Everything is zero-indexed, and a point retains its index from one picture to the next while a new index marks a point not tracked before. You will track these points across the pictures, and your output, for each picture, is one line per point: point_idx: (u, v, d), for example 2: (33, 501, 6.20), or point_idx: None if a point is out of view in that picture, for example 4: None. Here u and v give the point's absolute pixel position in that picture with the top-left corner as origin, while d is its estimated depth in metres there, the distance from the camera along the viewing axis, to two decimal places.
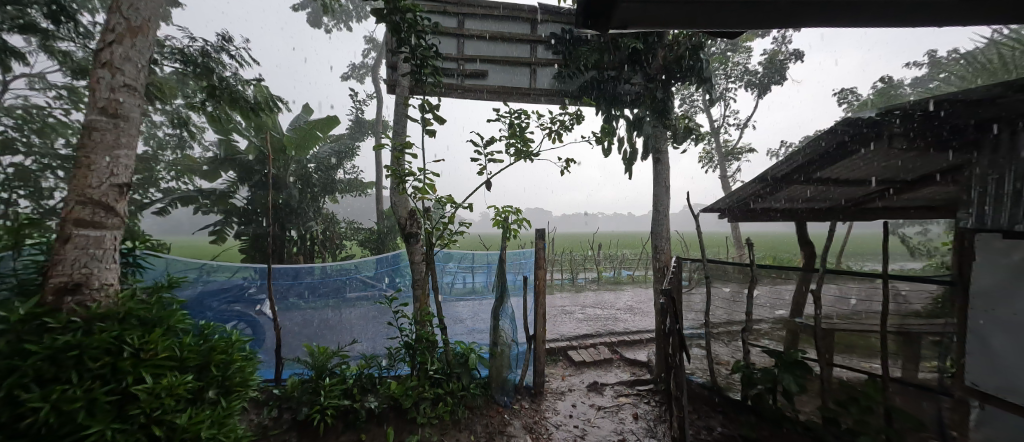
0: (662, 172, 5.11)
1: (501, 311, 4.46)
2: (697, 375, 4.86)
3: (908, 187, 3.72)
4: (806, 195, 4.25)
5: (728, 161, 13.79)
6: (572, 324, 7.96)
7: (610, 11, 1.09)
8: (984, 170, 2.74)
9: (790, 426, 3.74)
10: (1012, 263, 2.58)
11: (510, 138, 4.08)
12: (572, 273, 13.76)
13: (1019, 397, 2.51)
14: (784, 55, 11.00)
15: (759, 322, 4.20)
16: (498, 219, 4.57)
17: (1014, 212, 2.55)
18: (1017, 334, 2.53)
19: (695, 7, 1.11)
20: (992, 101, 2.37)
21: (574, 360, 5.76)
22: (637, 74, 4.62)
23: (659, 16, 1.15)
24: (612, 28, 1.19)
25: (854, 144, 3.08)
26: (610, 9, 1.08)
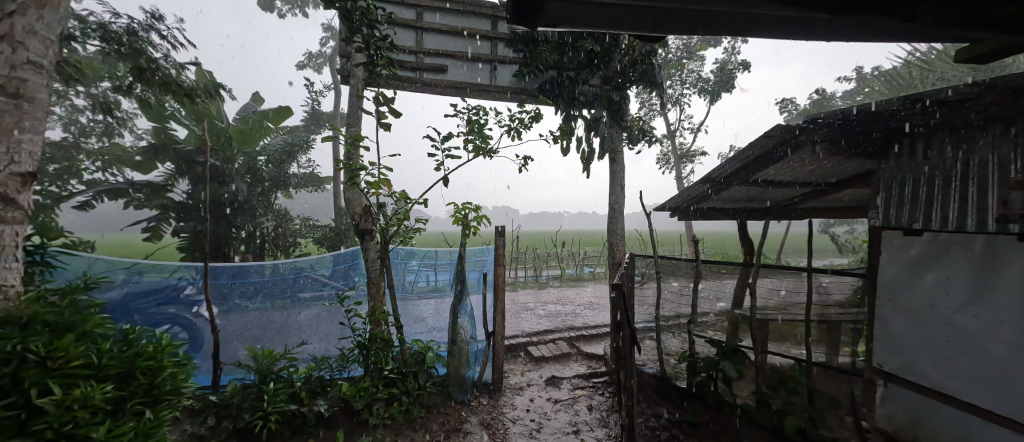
0: (618, 172, 5.30)
1: (459, 308, 4.46)
2: (648, 366, 5.08)
3: (834, 188, 4.10)
4: (747, 195, 4.56)
5: (683, 163, 14.51)
6: (534, 320, 8.06)
7: (538, 7, 1.10)
8: (892, 175, 3.10)
9: (729, 409, 4.02)
10: (910, 256, 3.02)
11: (470, 135, 4.05)
12: (536, 271, 13.95)
13: (917, 375, 2.94)
14: (733, 65, 11.71)
15: (704, 314, 4.46)
16: (457, 216, 4.53)
17: (912, 213, 2.95)
18: (916, 320, 2.96)
19: (621, 8, 1.14)
20: (894, 113, 2.68)
21: (534, 355, 5.84)
22: (595, 75, 4.73)
23: (589, 13, 1.17)
24: (541, 25, 1.20)
25: (783, 149, 3.36)
26: (536, 4, 1.09)
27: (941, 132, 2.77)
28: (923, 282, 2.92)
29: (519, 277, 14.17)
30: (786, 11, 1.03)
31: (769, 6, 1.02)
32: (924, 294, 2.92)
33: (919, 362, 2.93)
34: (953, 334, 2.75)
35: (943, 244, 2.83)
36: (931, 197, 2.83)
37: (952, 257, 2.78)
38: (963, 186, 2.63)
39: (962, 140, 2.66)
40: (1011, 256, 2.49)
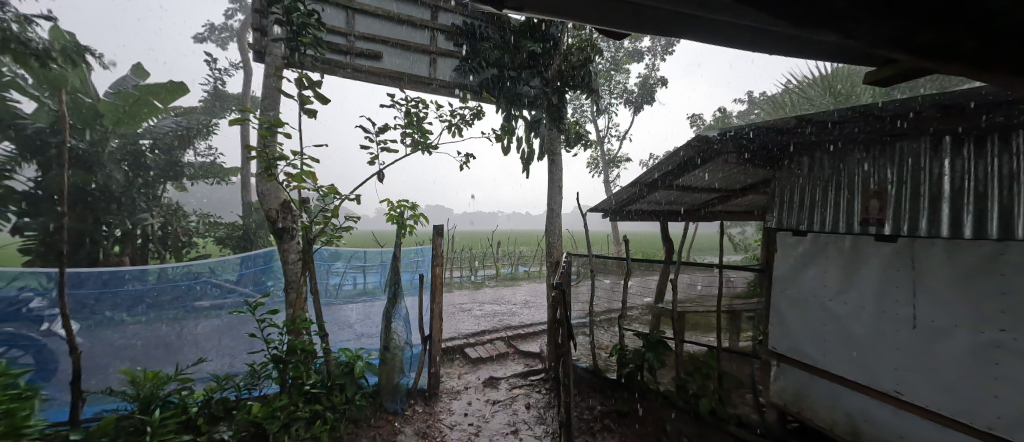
0: (556, 173, 5.44)
1: (393, 312, 4.22)
2: (582, 361, 5.30)
3: (738, 193, 4.68)
4: (669, 198, 4.99)
5: (610, 168, 15.50)
6: (470, 321, 7.95)
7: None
8: (793, 182, 3.71)
9: (653, 396, 4.35)
10: (798, 253, 3.62)
11: (407, 128, 3.84)
12: (472, 271, 13.81)
13: (802, 355, 3.57)
14: (654, 80, 12.81)
15: (632, 309, 4.77)
16: (392, 214, 4.28)
17: (804, 218, 3.59)
18: (801, 308, 3.58)
19: (586, 2, 1.13)
20: (790, 130, 3.15)
21: (471, 357, 5.76)
22: (535, 77, 4.79)
23: (555, 1, 1.13)
24: (505, 7, 1.10)
25: (701, 158, 3.72)
26: None
27: (822, 151, 3.45)
28: (806, 275, 3.55)
29: (453, 277, 13.91)
30: (737, 20, 1.10)
31: (723, 14, 1.07)
32: (807, 286, 3.54)
33: (803, 344, 3.56)
34: (829, 319, 3.36)
35: (822, 244, 3.44)
36: (821, 203, 3.44)
37: (828, 254, 3.39)
38: (839, 196, 3.29)
39: (837, 159, 3.35)
40: (872, 254, 3.11)
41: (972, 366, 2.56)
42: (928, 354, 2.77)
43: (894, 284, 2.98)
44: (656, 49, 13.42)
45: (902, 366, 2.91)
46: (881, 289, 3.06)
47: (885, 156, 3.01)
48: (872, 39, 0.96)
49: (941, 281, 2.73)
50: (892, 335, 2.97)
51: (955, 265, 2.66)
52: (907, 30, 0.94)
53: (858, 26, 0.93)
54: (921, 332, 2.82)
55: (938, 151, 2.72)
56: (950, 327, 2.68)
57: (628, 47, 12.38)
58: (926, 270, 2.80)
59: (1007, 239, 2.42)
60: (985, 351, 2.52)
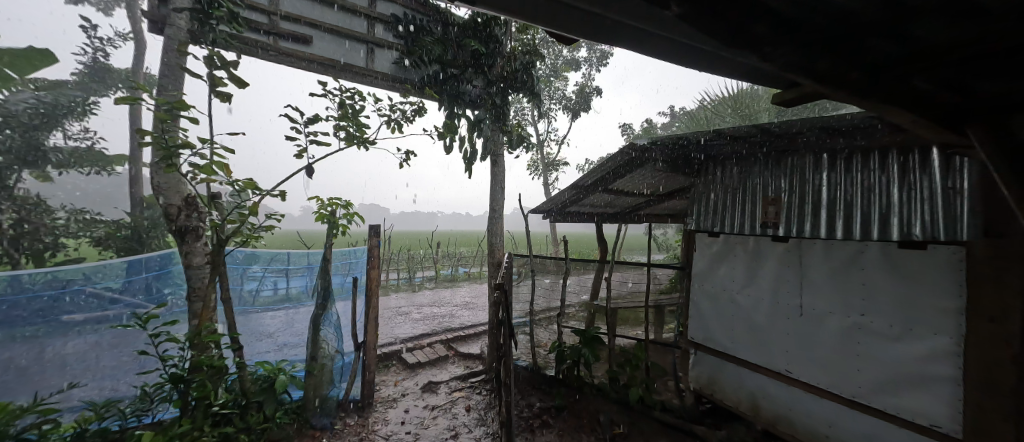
0: (498, 174, 5.48)
1: (322, 319, 3.97)
2: (522, 359, 5.38)
3: (663, 197, 5.13)
4: (604, 201, 5.30)
5: (549, 171, 15.98)
6: (408, 325, 7.65)
7: None
8: (709, 189, 4.15)
9: (588, 389, 4.56)
10: (712, 252, 4.08)
11: (341, 121, 3.58)
12: (410, 273, 13.32)
13: (714, 343, 4.02)
14: (590, 89, 13.51)
15: (570, 306, 4.96)
16: (322, 213, 3.96)
17: (717, 221, 4.04)
18: (714, 300, 4.04)
19: (540, 5, 1.13)
20: (708, 142, 3.52)
21: (409, 363, 5.54)
22: (479, 76, 4.75)
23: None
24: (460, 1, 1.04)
25: (632, 165, 4.00)
26: None
27: (731, 162, 3.93)
28: (718, 271, 4.01)
29: (389, 280, 13.29)
30: (673, 35, 1.23)
31: (661, 29, 1.19)
32: (719, 281, 4.00)
33: (715, 333, 4.02)
34: (736, 309, 3.83)
35: (731, 244, 3.91)
36: (731, 208, 3.91)
37: (736, 253, 3.86)
38: (744, 201, 3.77)
39: (742, 169, 3.83)
40: (770, 252, 3.61)
41: (842, 344, 3.10)
42: (810, 336, 3.29)
43: (786, 277, 3.49)
44: (593, 60, 14.18)
45: (791, 349, 3.42)
46: (776, 282, 3.55)
47: (780, 168, 3.52)
48: (784, 62, 1.12)
49: (820, 275, 3.26)
50: (784, 322, 3.48)
51: (830, 261, 3.19)
52: (810, 57, 1.12)
53: (773, 51, 1.08)
54: (805, 318, 3.33)
55: (819, 166, 3.25)
56: (826, 314, 3.20)
57: (566, 56, 12.92)
58: (810, 265, 3.32)
59: (865, 239, 2.97)
60: (851, 332, 3.06)
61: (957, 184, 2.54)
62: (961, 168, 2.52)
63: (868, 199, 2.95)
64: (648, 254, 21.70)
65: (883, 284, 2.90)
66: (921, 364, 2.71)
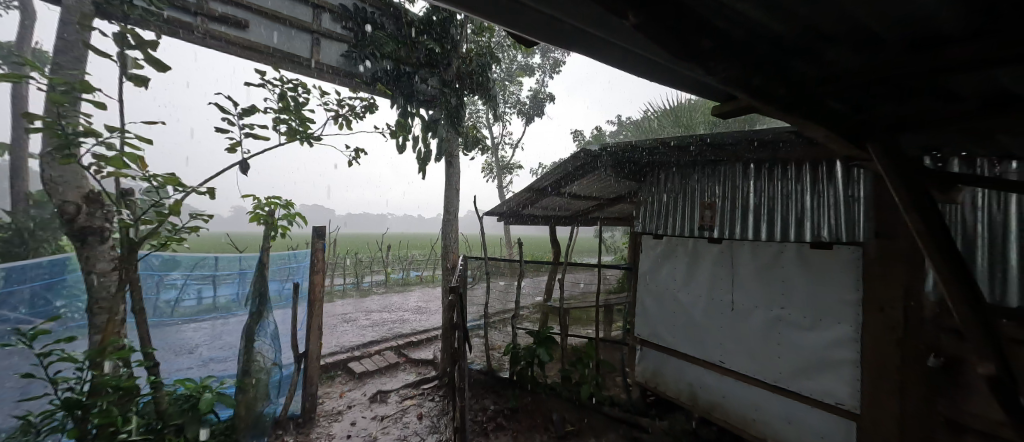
0: (453, 175, 5.42)
1: (257, 329, 3.66)
2: (476, 363, 5.33)
3: (612, 201, 5.37)
4: (557, 205, 5.43)
5: (503, 175, 16.08)
6: (355, 332, 7.26)
7: None
8: (653, 193, 4.43)
9: (542, 389, 4.63)
10: (656, 253, 4.35)
11: (281, 114, 3.32)
12: (357, 277, 12.67)
13: (658, 338, 4.28)
14: (544, 95, 13.83)
15: (524, 308, 5.04)
16: (258, 214, 3.64)
17: (661, 224, 4.33)
18: (658, 298, 4.30)
19: (503, 5, 1.12)
20: (653, 149, 3.75)
21: (356, 372, 5.25)
22: (434, 75, 4.64)
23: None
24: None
25: (584, 170, 4.14)
26: None
27: (673, 169, 4.23)
28: (662, 271, 4.29)
29: (335, 285, 12.55)
30: (629, 45, 1.27)
31: (618, 41, 1.23)
32: (662, 280, 4.27)
33: (659, 328, 4.28)
34: (678, 306, 4.11)
35: (673, 245, 4.20)
36: (673, 212, 4.20)
37: (677, 253, 4.15)
38: (685, 206, 4.07)
39: (682, 176, 4.14)
40: (706, 253, 3.92)
41: (766, 335, 3.44)
42: (740, 329, 3.62)
43: (719, 276, 3.81)
44: (546, 66, 14.55)
45: (724, 341, 3.73)
46: (712, 280, 3.86)
47: (714, 176, 3.86)
48: (725, 76, 1.20)
49: (748, 273, 3.59)
50: (718, 317, 3.79)
51: (756, 261, 3.54)
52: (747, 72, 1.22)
53: (717, 65, 1.16)
54: (736, 313, 3.66)
55: (747, 175, 3.62)
56: (753, 309, 3.54)
57: (521, 61, 13.12)
58: (740, 264, 3.65)
59: (785, 241, 3.34)
60: (773, 324, 3.40)
61: (856, 192, 2.94)
62: (858, 179, 2.92)
63: (787, 205, 3.32)
64: (598, 256, 22.55)
65: (798, 280, 3.27)
66: (829, 350, 3.09)
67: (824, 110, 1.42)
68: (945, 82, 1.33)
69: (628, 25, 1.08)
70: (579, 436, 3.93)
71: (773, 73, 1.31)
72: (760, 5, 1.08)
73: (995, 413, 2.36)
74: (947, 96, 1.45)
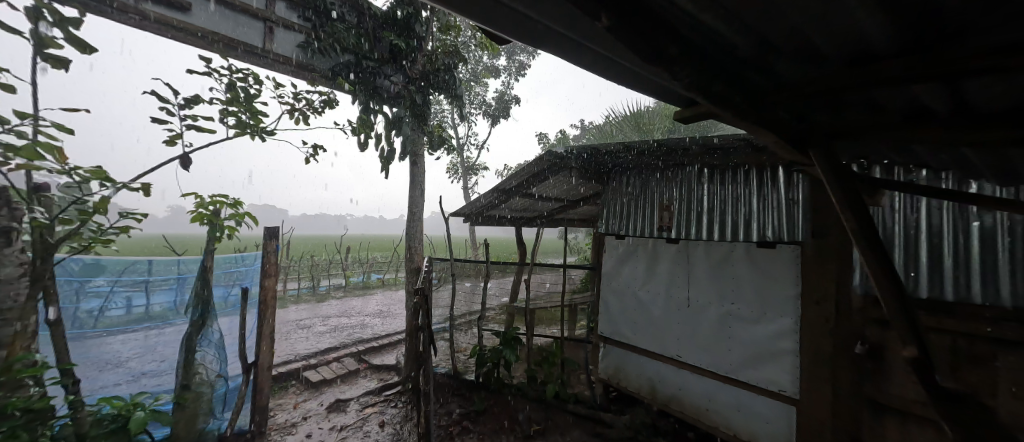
0: (418, 175, 5.32)
1: (199, 337, 3.40)
2: (441, 367, 5.23)
3: (577, 202, 5.50)
4: (523, 206, 5.47)
5: (468, 176, 15.96)
6: (311, 339, 6.88)
7: None
8: (616, 196, 4.59)
9: (508, 390, 4.63)
10: (619, 253, 4.52)
11: (229, 105, 3.08)
12: (313, 281, 12.02)
13: (620, 336, 4.44)
14: (509, 97, 13.89)
15: (489, 310, 5.02)
16: (199, 213, 3.35)
17: (623, 225, 4.50)
18: (620, 297, 4.47)
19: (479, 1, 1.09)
20: (617, 153, 3.89)
21: (312, 381, 4.98)
22: (397, 72, 4.50)
23: None
24: None
25: (550, 172, 4.20)
26: None
27: (634, 173, 4.41)
28: (624, 270, 4.46)
29: (289, 290, 11.86)
30: (600, 48, 1.29)
31: (589, 44, 1.23)
32: (625, 279, 4.44)
33: (621, 326, 4.44)
34: (638, 304, 4.28)
35: (634, 245, 4.38)
36: (634, 213, 4.38)
37: (638, 253, 4.33)
38: (645, 208, 4.26)
39: (643, 179, 4.33)
40: (664, 253, 4.11)
41: (718, 330, 3.66)
42: (695, 324, 3.82)
43: (677, 274, 4.00)
44: (511, 69, 14.65)
45: (681, 337, 3.93)
46: (670, 278, 4.06)
47: (673, 179, 4.06)
48: (689, 82, 1.25)
49: (702, 271, 3.80)
50: (676, 313, 3.98)
51: (710, 260, 3.75)
52: (708, 80, 1.27)
53: (682, 71, 1.20)
54: (692, 309, 3.86)
55: (702, 179, 3.84)
56: (707, 305, 3.75)
57: (487, 62, 13.12)
58: (695, 263, 3.86)
59: (735, 240, 3.57)
60: (725, 319, 3.62)
61: (796, 196, 3.20)
62: (797, 183, 3.19)
63: (737, 207, 3.56)
64: (562, 257, 22.96)
65: (746, 277, 3.51)
66: (773, 341, 3.33)
67: (773, 117, 1.51)
68: (873, 95, 1.43)
69: (600, 28, 1.09)
70: (545, 435, 3.95)
71: (729, 81, 1.37)
72: (722, 15, 1.12)
73: (909, 393, 2.67)
74: (874, 108, 1.57)
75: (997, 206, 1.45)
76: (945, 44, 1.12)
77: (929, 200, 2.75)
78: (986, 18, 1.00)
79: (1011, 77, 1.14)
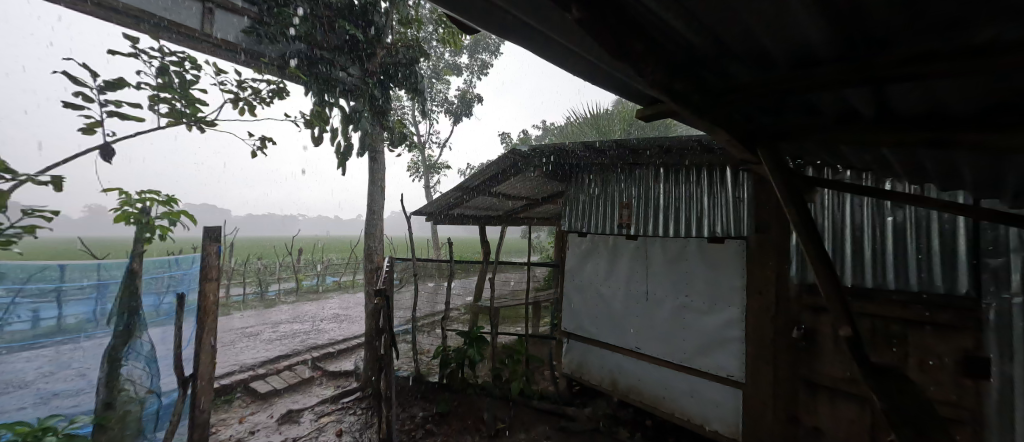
0: (378, 172, 5.14)
1: (125, 350, 3.15)
2: (403, 369, 5.08)
3: (541, 200, 5.57)
4: (487, 204, 5.44)
5: (430, 174, 15.64)
6: (260, 347, 6.41)
7: None
8: (579, 194, 4.71)
9: (473, 390, 4.58)
10: (582, 250, 4.66)
11: (161, 91, 2.78)
12: (261, 286, 11.21)
13: (583, 330, 4.57)
14: (472, 95, 13.79)
15: (453, 310, 4.95)
16: (123, 211, 2.98)
17: (585, 222, 4.63)
18: (583, 293, 4.60)
19: None
20: (579, 153, 3.97)
21: (261, 392, 4.63)
22: (354, 63, 4.30)
23: None
24: None
25: (514, 170, 4.20)
26: None
27: (596, 172, 4.54)
28: (587, 266, 4.60)
29: (233, 296, 10.98)
30: (569, 44, 1.28)
31: (558, 39, 1.23)
32: (587, 275, 4.58)
33: (584, 321, 4.57)
34: (600, 299, 4.42)
35: (596, 242, 4.53)
36: (596, 211, 4.53)
37: (599, 250, 4.48)
38: (606, 206, 4.41)
39: (604, 178, 4.47)
40: (624, 249, 4.27)
41: (673, 321, 3.85)
42: (653, 317, 4.00)
43: (635, 270, 4.17)
44: (473, 67, 14.57)
45: (639, 330, 4.09)
46: (629, 274, 4.22)
47: (632, 178, 4.23)
48: (654, 79, 1.28)
49: (659, 266, 3.99)
50: (635, 307, 4.14)
51: (666, 255, 3.94)
52: (670, 78, 1.31)
53: (647, 68, 1.23)
54: (650, 302, 4.03)
55: (659, 178, 4.03)
56: (663, 298, 3.94)
57: (448, 59, 12.94)
58: (652, 258, 4.04)
59: (688, 236, 3.77)
60: (680, 311, 3.82)
61: (742, 194, 3.45)
62: (743, 182, 3.43)
63: (690, 205, 3.77)
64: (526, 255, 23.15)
65: (698, 271, 3.72)
66: (722, 330, 3.55)
67: (726, 117, 1.60)
68: (812, 98, 1.56)
69: (570, 21, 1.08)
70: (510, 432, 3.94)
71: (689, 80, 1.43)
72: (684, 16, 1.16)
73: (838, 372, 2.95)
74: (812, 111, 1.71)
75: (914, 201, 1.53)
76: (875, 52, 1.22)
77: (853, 198, 3.07)
78: (909, 30, 1.10)
79: (928, 83, 1.26)
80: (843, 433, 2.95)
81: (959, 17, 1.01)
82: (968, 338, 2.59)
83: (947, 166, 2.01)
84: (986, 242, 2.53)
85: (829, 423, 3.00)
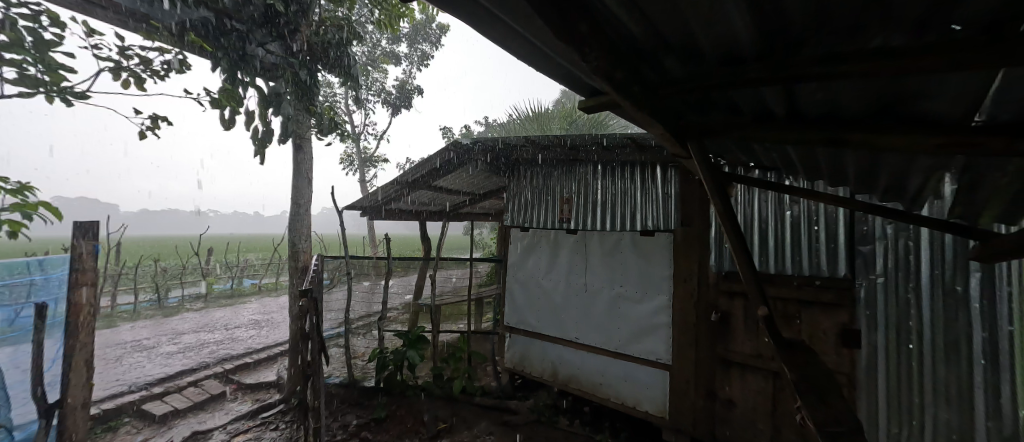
0: (303, 162, 4.71)
1: None
2: (334, 376, 4.73)
3: (483, 195, 5.53)
4: (426, 199, 5.26)
5: (366, 168, 14.79)
6: (156, 362, 5.54)
7: None
8: (521, 189, 4.73)
9: (411, 392, 4.40)
10: (524, 244, 4.70)
11: (4, 51, 2.23)
12: (158, 292, 9.71)
13: (525, 324, 4.61)
14: (411, 86, 13.27)
15: (391, 310, 4.73)
16: None
17: (527, 217, 4.66)
18: (525, 287, 4.65)
19: None
20: (521, 148, 3.96)
21: (158, 414, 4.00)
22: (274, 40, 3.86)
23: None
24: None
25: (455, 163, 4.07)
26: None
27: (537, 168, 4.60)
28: (529, 260, 4.65)
29: (120, 304, 9.36)
30: (513, 24, 1.21)
31: (501, 16, 1.17)
32: (529, 269, 4.63)
33: (526, 315, 4.62)
34: (542, 292, 4.50)
35: (538, 236, 4.59)
36: (538, 206, 4.58)
37: (541, 245, 4.55)
38: (547, 201, 4.50)
39: (545, 173, 4.54)
40: (564, 243, 4.38)
41: (609, 311, 4.03)
42: (590, 308, 4.15)
43: (575, 263, 4.30)
44: (412, 57, 14.08)
45: (578, 320, 4.23)
46: (569, 267, 4.33)
47: (571, 174, 4.35)
48: (596, 65, 1.26)
49: (597, 259, 4.15)
50: (574, 299, 4.26)
51: (603, 248, 4.11)
52: (610, 66, 1.31)
53: (590, 53, 1.21)
54: (588, 294, 4.18)
55: (596, 175, 4.19)
56: (600, 289, 4.10)
57: (384, 47, 12.32)
58: (590, 251, 4.20)
59: (623, 230, 3.96)
60: (616, 301, 4.00)
61: (670, 190, 3.69)
62: (671, 179, 3.68)
63: (625, 200, 3.96)
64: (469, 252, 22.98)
65: (632, 262, 3.93)
66: (652, 317, 3.79)
67: (660, 110, 1.66)
68: (733, 95, 1.67)
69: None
70: (451, 432, 3.84)
71: (630, 69, 1.44)
72: (626, 3, 1.16)
73: (748, 350, 3.30)
74: (732, 109, 1.85)
75: (811, 196, 1.69)
76: (789, 53, 1.33)
77: (759, 194, 3.45)
78: (816, 33, 1.21)
79: (827, 85, 1.42)
80: (751, 404, 3.29)
81: (857, 23, 1.12)
82: (845, 313, 3.03)
83: (832, 164, 2.32)
84: (859, 232, 2.98)
85: (740, 396, 3.34)
